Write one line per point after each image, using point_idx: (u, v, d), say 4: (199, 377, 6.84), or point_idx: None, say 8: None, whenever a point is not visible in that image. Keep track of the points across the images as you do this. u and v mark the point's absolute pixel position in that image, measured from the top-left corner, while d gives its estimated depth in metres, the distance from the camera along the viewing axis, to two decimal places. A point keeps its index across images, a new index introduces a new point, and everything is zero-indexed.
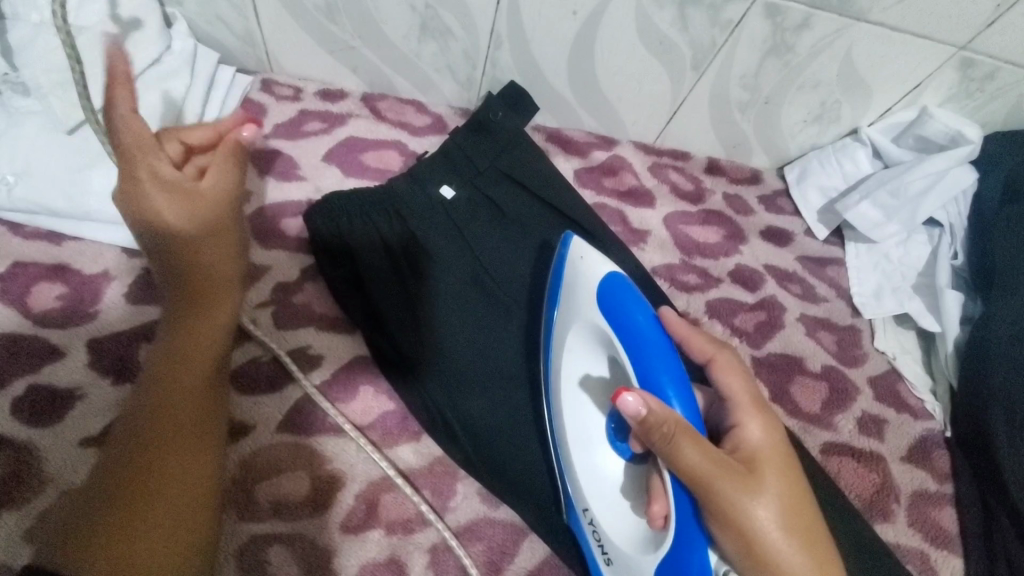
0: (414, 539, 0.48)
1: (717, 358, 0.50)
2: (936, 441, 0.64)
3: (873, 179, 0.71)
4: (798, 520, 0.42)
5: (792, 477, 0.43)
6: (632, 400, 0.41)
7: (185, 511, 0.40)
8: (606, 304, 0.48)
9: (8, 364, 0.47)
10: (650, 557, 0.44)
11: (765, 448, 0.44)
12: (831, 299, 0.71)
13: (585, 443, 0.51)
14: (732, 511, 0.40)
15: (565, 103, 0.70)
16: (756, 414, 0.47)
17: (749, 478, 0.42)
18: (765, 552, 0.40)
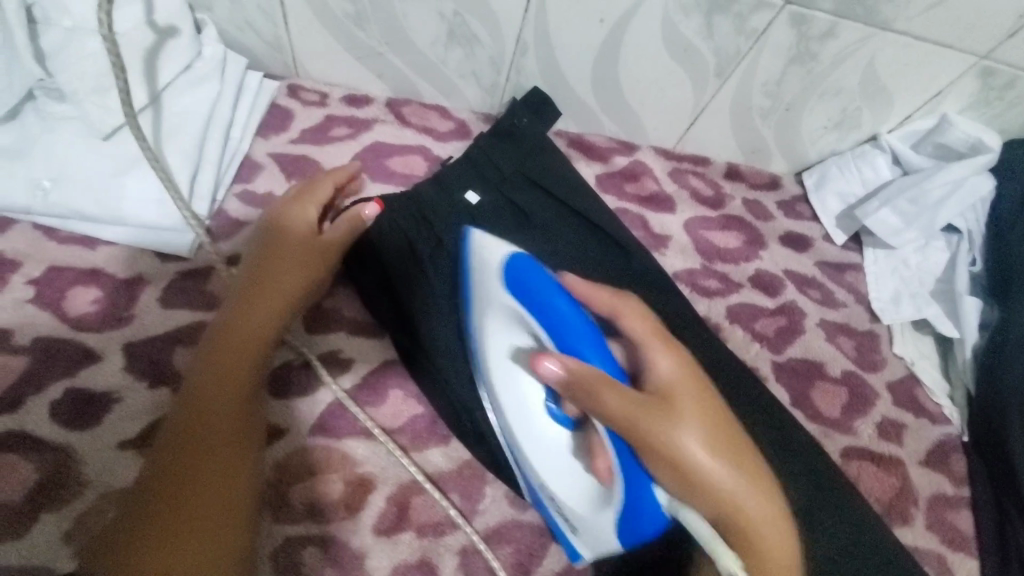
0: (444, 541, 0.49)
1: (619, 306, 0.44)
2: (954, 445, 0.64)
3: (894, 186, 0.71)
4: (726, 446, 0.38)
5: (706, 397, 0.40)
6: (550, 367, 0.39)
7: (218, 534, 0.39)
8: (513, 281, 0.45)
9: (46, 367, 0.47)
10: (606, 522, 0.43)
11: (673, 373, 0.41)
12: (850, 304, 0.71)
13: (528, 416, 0.49)
14: (656, 439, 0.37)
15: (587, 109, 0.71)
16: (663, 349, 0.42)
17: (661, 405, 0.39)
18: (698, 476, 0.37)
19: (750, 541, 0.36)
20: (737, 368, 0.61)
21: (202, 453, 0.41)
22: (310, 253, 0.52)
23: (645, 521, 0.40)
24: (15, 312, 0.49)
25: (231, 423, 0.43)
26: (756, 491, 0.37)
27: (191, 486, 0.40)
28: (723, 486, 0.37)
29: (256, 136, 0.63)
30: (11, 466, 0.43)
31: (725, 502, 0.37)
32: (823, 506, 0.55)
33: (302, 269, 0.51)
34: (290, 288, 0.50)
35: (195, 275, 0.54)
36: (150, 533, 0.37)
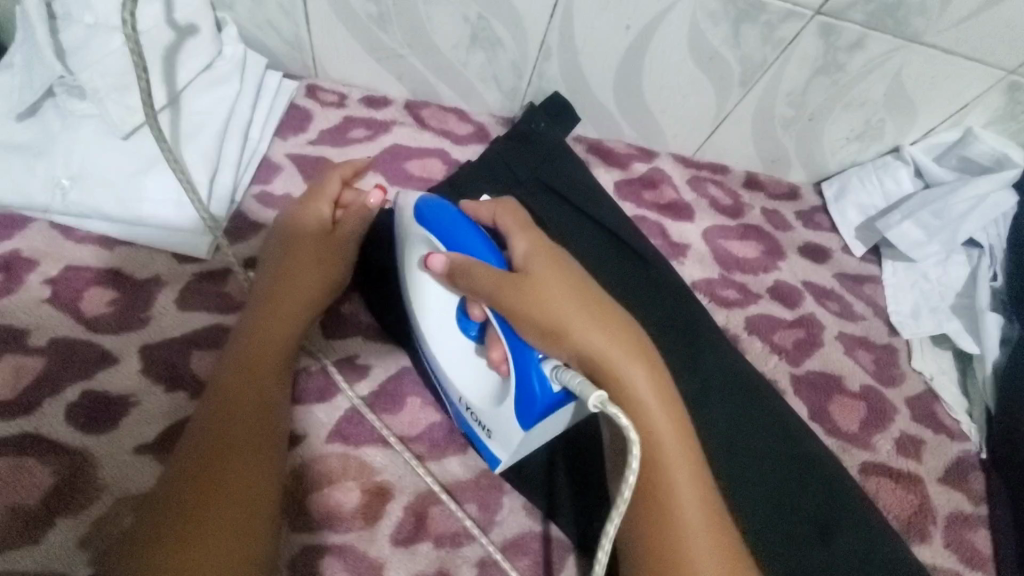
0: (462, 552, 0.48)
1: (497, 211, 0.50)
2: (973, 462, 0.64)
3: (916, 199, 0.70)
4: (585, 305, 0.45)
5: (565, 266, 0.47)
6: (438, 263, 0.47)
7: (240, 538, 0.38)
8: (427, 214, 0.50)
9: (62, 369, 0.47)
10: (508, 409, 0.46)
11: (532, 251, 0.47)
12: (869, 317, 0.71)
13: (440, 334, 0.51)
14: (523, 302, 0.43)
15: (608, 115, 0.70)
16: (522, 234, 0.48)
17: (526, 278, 0.45)
18: (564, 330, 0.43)
19: (619, 379, 0.42)
20: (756, 380, 0.60)
21: (228, 453, 0.41)
22: (327, 251, 0.53)
23: (538, 402, 0.43)
24: (31, 312, 0.48)
25: (255, 424, 0.44)
26: (615, 333, 0.44)
27: (217, 487, 0.40)
28: (589, 337, 0.43)
29: (274, 136, 0.62)
30: (27, 469, 0.43)
31: (589, 350, 0.43)
32: (843, 522, 0.54)
33: (319, 268, 0.52)
34: (310, 287, 0.51)
35: (213, 277, 0.53)
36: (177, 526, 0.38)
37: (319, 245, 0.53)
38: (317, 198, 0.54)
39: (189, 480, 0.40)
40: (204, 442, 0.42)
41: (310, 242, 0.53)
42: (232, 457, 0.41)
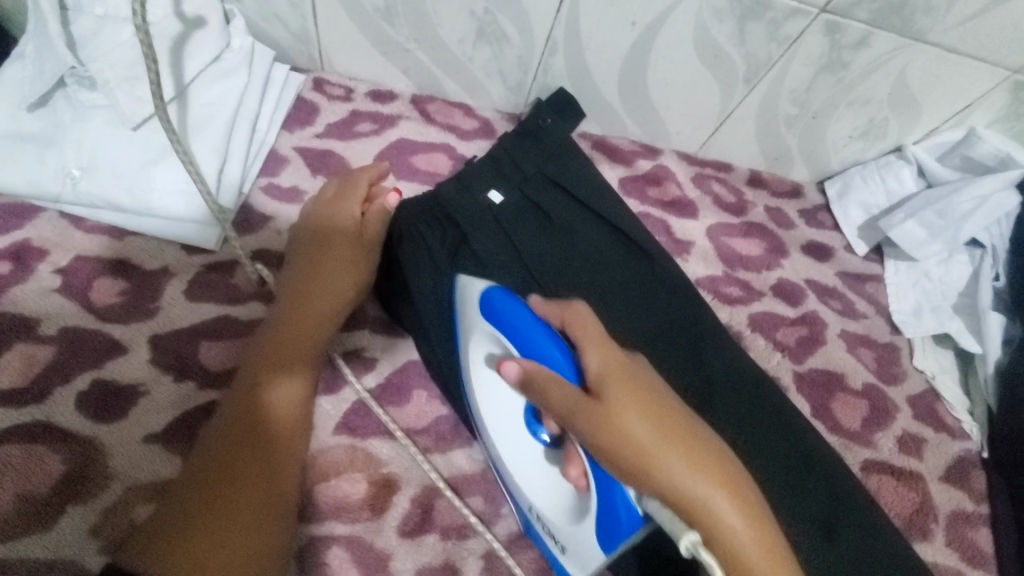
0: (468, 545, 0.49)
1: (571, 314, 0.45)
2: (974, 461, 0.64)
3: (919, 198, 0.71)
4: (668, 433, 0.39)
5: (647, 387, 0.41)
6: (511, 369, 0.43)
7: (252, 533, 0.40)
8: (495, 313, 0.48)
9: (72, 358, 0.47)
10: (587, 528, 0.43)
11: (607, 365, 0.41)
12: (871, 316, 0.71)
13: (511, 442, 0.49)
14: (604, 434, 0.38)
15: (612, 112, 0.71)
16: (595, 345, 0.43)
17: (604, 402, 0.39)
18: (650, 469, 0.37)
19: (718, 531, 0.36)
20: (759, 377, 0.60)
21: (248, 447, 0.43)
22: (357, 252, 0.54)
23: (622, 527, 0.40)
24: (41, 301, 0.49)
25: (277, 421, 0.45)
26: (711, 475, 0.38)
27: (235, 483, 0.41)
28: (682, 481, 0.37)
29: (281, 129, 0.63)
30: (37, 457, 0.43)
31: (675, 486, 0.37)
32: (845, 520, 0.54)
33: (352, 269, 0.53)
34: (342, 285, 0.52)
35: (221, 269, 0.54)
36: (197, 515, 0.39)
37: (350, 245, 0.54)
38: (341, 201, 0.56)
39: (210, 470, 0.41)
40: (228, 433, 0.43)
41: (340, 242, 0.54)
42: (253, 451, 0.43)
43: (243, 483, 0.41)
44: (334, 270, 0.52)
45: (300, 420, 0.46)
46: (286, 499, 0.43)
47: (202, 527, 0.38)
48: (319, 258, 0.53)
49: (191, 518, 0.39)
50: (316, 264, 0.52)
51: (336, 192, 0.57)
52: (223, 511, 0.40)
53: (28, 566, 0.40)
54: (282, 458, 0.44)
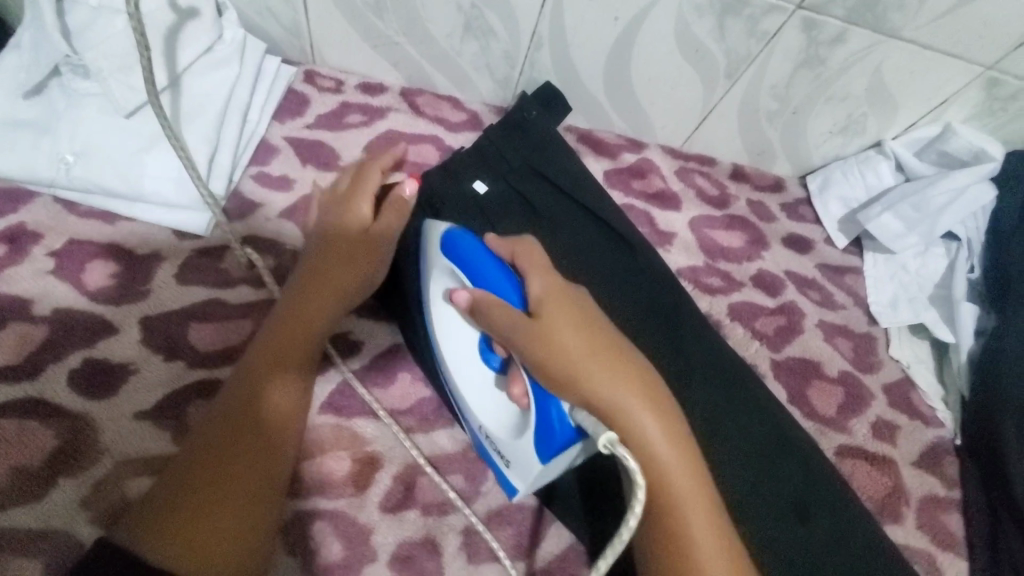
0: (448, 520, 0.50)
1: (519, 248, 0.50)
2: (946, 448, 0.66)
3: (897, 192, 0.72)
4: (597, 349, 0.43)
5: (581, 311, 0.45)
6: (461, 297, 0.47)
7: (241, 523, 0.40)
8: (451, 250, 0.50)
9: (64, 338, 0.49)
10: (526, 442, 0.46)
11: (547, 290, 0.46)
12: (849, 306, 0.73)
13: (461, 363, 0.51)
14: (538, 348, 0.43)
15: (598, 106, 0.72)
16: (539, 274, 0.47)
17: (540, 320, 0.44)
18: (574, 377, 0.42)
19: (631, 429, 0.41)
20: (736, 364, 0.62)
21: (240, 439, 0.43)
22: (364, 255, 0.54)
23: (556, 438, 0.43)
24: (36, 282, 0.50)
25: (270, 415, 0.45)
26: (631, 383, 0.42)
27: (226, 474, 0.41)
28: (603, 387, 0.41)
29: (273, 119, 0.64)
30: (29, 432, 0.45)
31: (599, 394, 0.41)
32: (819, 500, 0.56)
33: (356, 270, 0.53)
34: (342, 282, 0.52)
35: (210, 254, 0.55)
36: (191, 499, 0.40)
37: (357, 246, 0.54)
38: (351, 199, 0.56)
39: (205, 455, 0.42)
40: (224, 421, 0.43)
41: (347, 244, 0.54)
42: (248, 441, 0.43)
43: (233, 474, 0.41)
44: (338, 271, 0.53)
45: (293, 414, 0.46)
46: (276, 492, 0.43)
47: (191, 516, 0.39)
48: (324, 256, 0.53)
49: (180, 508, 0.39)
50: (321, 262, 0.53)
51: (350, 188, 0.57)
52: (213, 502, 0.40)
53: (20, 535, 0.41)
54: (274, 451, 0.44)
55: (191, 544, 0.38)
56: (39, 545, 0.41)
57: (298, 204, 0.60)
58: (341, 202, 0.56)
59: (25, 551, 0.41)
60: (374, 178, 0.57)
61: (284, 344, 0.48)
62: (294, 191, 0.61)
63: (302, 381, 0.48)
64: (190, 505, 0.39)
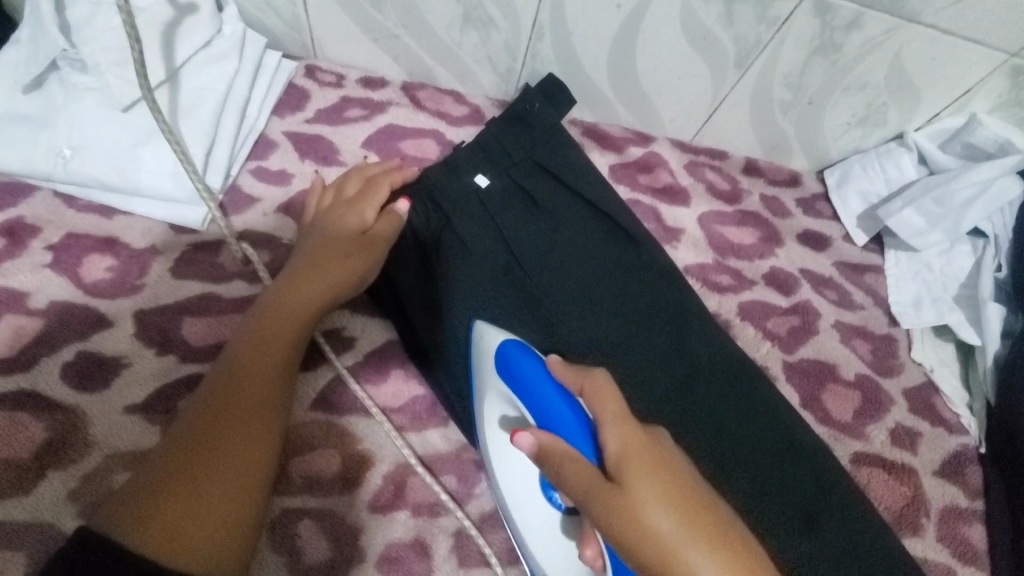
0: (439, 522, 0.49)
1: (589, 386, 0.44)
2: (970, 456, 0.62)
3: (918, 186, 0.69)
4: (696, 528, 0.37)
5: (671, 471, 0.39)
6: (524, 439, 0.41)
7: (226, 513, 0.39)
8: (507, 369, 0.49)
9: (59, 331, 0.49)
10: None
11: (629, 446, 0.40)
12: (868, 307, 0.69)
13: (522, 503, 0.49)
14: (626, 528, 0.37)
15: (603, 98, 0.70)
16: (618, 428, 0.41)
17: (624, 488, 0.38)
18: (675, 567, 0.36)
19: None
20: (745, 365, 0.59)
21: (225, 429, 0.42)
22: (358, 248, 0.54)
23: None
24: (33, 276, 0.51)
25: (254, 402, 0.44)
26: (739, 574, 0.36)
27: (212, 463, 0.40)
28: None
29: (273, 114, 0.64)
30: (21, 424, 0.45)
31: None
32: (831, 510, 0.53)
33: (347, 262, 0.53)
34: (336, 275, 0.52)
35: (206, 248, 0.55)
36: (169, 488, 0.39)
37: (350, 243, 0.54)
38: (357, 205, 0.57)
39: (186, 447, 0.41)
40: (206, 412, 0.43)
41: (338, 243, 0.54)
42: (228, 434, 0.42)
43: (218, 464, 0.41)
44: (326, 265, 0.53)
45: (280, 404, 0.46)
46: (262, 482, 0.42)
47: (175, 504, 0.38)
48: (318, 249, 0.54)
49: (164, 497, 0.38)
50: (314, 254, 0.54)
51: (357, 192, 0.58)
52: (193, 493, 0.39)
53: (7, 527, 0.41)
54: (260, 440, 0.43)
55: (164, 534, 0.37)
56: (25, 538, 0.41)
57: (295, 199, 0.60)
58: (346, 207, 0.57)
59: (12, 543, 0.41)
60: (379, 185, 0.59)
61: (268, 334, 0.48)
62: (291, 186, 0.60)
63: (286, 372, 0.47)
64: (172, 494, 0.38)
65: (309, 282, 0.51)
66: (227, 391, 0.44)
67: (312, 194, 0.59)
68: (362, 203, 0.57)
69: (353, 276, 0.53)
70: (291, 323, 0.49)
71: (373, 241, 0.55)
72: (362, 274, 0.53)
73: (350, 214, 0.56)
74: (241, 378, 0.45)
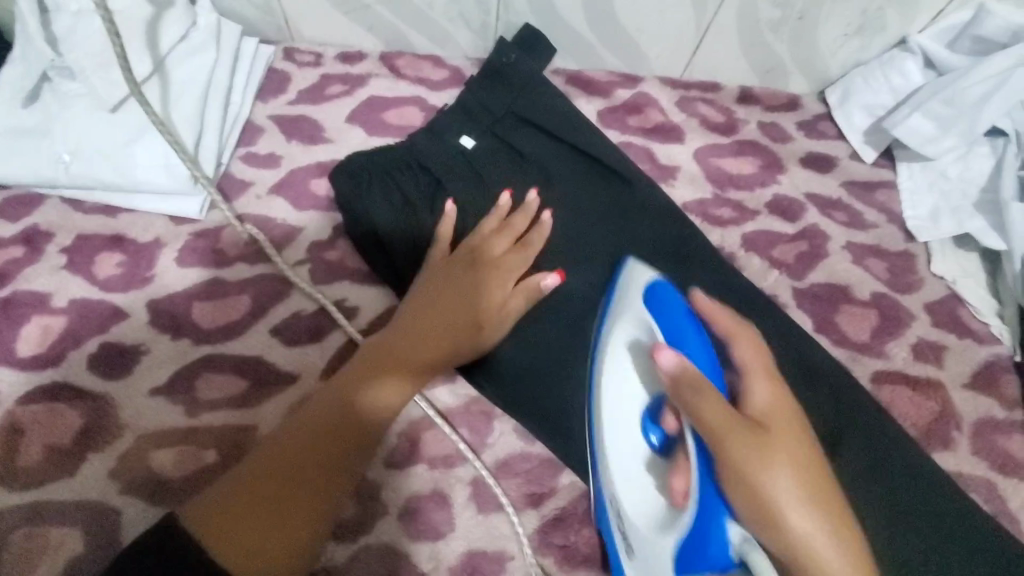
0: (455, 473, 0.51)
1: (742, 333, 0.43)
2: (1004, 366, 0.60)
3: (925, 90, 0.66)
4: (810, 491, 0.36)
5: (810, 449, 0.38)
6: (669, 357, 0.39)
7: (293, 536, 0.40)
8: (653, 299, 0.47)
9: (80, 326, 0.52)
10: (666, 544, 0.40)
11: (771, 405, 0.39)
12: (881, 224, 0.67)
13: (614, 403, 0.47)
14: (749, 466, 0.35)
15: (583, 41, 0.69)
16: (766, 381, 0.40)
17: (766, 433, 0.37)
18: (785, 518, 0.35)
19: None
20: (754, 294, 0.58)
21: (313, 455, 0.42)
22: (491, 279, 0.52)
23: (706, 559, 0.37)
24: (52, 278, 0.54)
25: (349, 425, 0.44)
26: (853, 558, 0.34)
27: (295, 484, 0.41)
28: (821, 551, 0.34)
29: (257, 100, 0.65)
30: (58, 413, 0.48)
31: (800, 544, 0.34)
32: (852, 428, 0.52)
33: (475, 312, 0.51)
34: (471, 307, 0.51)
35: (206, 235, 0.57)
36: (252, 505, 0.39)
37: (485, 293, 0.52)
38: (487, 244, 0.54)
39: (280, 465, 0.42)
40: (305, 431, 0.43)
41: (471, 280, 0.52)
42: (316, 461, 0.42)
43: (297, 484, 0.41)
44: (459, 301, 0.51)
45: (369, 440, 0.45)
46: (328, 515, 0.42)
47: (249, 515, 0.39)
48: (440, 280, 0.53)
49: (238, 509, 0.39)
50: (439, 280, 0.53)
51: (505, 249, 0.55)
52: (265, 507, 0.39)
53: (58, 506, 0.45)
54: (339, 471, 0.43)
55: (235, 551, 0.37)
56: (77, 515, 0.45)
57: (285, 179, 0.61)
58: (482, 253, 0.54)
59: (67, 520, 0.45)
60: (517, 239, 0.55)
61: (393, 354, 0.48)
62: (280, 167, 0.62)
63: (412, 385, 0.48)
64: (253, 507, 0.39)
65: (440, 308, 0.51)
66: (333, 416, 0.44)
67: (449, 223, 0.55)
68: (499, 244, 0.55)
69: (475, 316, 0.51)
70: (422, 342, 0.49)
71: (501, 310, 0.52)
72: (492, 313, 0.51)
73: (481, 260, 0.54)
74: (360, 401, 0.45)
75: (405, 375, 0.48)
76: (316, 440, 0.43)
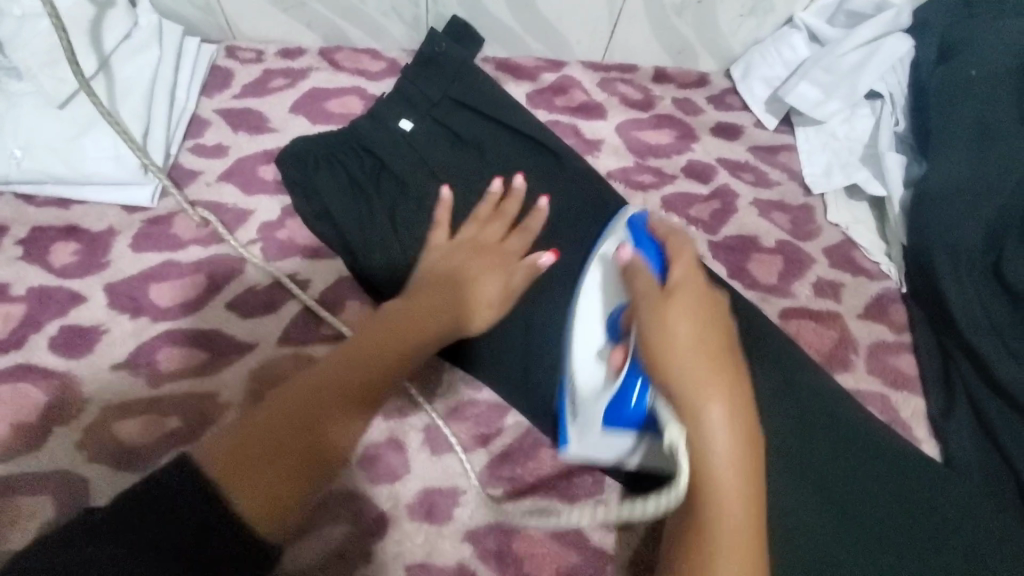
0: (409, 421, 0.55)
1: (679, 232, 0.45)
2: (893, 296, 0.68)
3: (810, 61, 0.74)
4: (705, 342, 0.38)
5: (713, 312, 0.39)
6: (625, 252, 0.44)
7: (299, 486, 0.35)
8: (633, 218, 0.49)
9: (41, 311, 0.54)
10: (598, 403, 0.46)
11: (688, 278, 0.41)
12: (784, 182, 0.75)
13: (585, 299, 0.50)
14: (648, 320, 0.39)
15: (509, 30, 0.75)
16: (685, 260, 0.42)
17: (669, 298, 0.39)
18: (670, 366, 0.37)
19: (699, 447, 0.36)
20: None
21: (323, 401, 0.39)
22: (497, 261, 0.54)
23: (626, 412, 0.44)
24: (10, 268, 0.56)
25: (365, 383, 0.42)
26: (728, 394, 0.36)
27: (312, 433, 0.38)
28: (691, 386, 0.36)
29: (202, 95, 0.69)
30: (23, 393, 0.51)
31: (677, 383, 0.37)
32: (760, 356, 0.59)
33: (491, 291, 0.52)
34: (479, 287, 0.51)
35: (160, 222, 0.60)
36: (270, 455, 0.35)
37: (495, 273, 0.53)
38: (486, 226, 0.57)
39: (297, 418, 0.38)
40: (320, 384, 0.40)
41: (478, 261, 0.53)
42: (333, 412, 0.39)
43: (306, 428, 0.38)
44: (468, 280, 0.51)
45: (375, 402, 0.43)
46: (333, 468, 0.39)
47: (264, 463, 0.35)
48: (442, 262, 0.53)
49: (261, 458, 0.35)
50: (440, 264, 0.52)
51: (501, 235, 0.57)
52: (278, 458, 0.35)
53: (27, 479, 0.48)
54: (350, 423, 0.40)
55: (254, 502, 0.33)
56: (46, 485, 0.48)
57: (234, 167, 0.65)
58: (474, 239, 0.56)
59: (36, 491, 0.47)
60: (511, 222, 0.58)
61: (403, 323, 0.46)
62: (228, 156, 0.65)
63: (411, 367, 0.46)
64: (264, 454, 0.35)
65: (448, 286, 0.50)
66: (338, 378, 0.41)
67: (445, 209, 0.58)
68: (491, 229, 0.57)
69: (493, 296, 0.52)
70: (435, 313, 0.48)
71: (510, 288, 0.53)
72: (500, 294, 0.52)
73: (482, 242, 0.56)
74: (375, 358, 0.43)
75: (410, 347, 0.45)
76: (326, 390, 0.40)
